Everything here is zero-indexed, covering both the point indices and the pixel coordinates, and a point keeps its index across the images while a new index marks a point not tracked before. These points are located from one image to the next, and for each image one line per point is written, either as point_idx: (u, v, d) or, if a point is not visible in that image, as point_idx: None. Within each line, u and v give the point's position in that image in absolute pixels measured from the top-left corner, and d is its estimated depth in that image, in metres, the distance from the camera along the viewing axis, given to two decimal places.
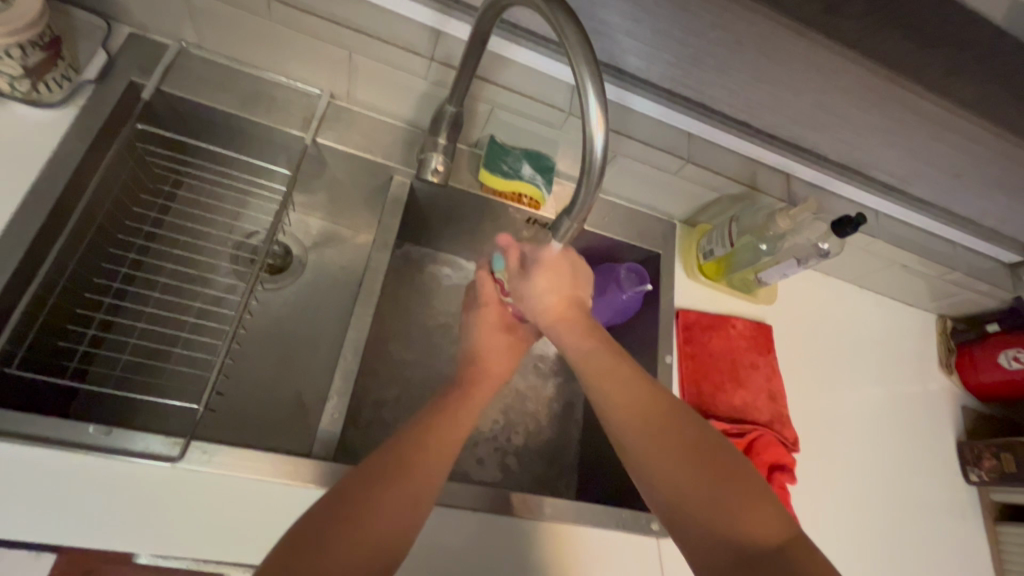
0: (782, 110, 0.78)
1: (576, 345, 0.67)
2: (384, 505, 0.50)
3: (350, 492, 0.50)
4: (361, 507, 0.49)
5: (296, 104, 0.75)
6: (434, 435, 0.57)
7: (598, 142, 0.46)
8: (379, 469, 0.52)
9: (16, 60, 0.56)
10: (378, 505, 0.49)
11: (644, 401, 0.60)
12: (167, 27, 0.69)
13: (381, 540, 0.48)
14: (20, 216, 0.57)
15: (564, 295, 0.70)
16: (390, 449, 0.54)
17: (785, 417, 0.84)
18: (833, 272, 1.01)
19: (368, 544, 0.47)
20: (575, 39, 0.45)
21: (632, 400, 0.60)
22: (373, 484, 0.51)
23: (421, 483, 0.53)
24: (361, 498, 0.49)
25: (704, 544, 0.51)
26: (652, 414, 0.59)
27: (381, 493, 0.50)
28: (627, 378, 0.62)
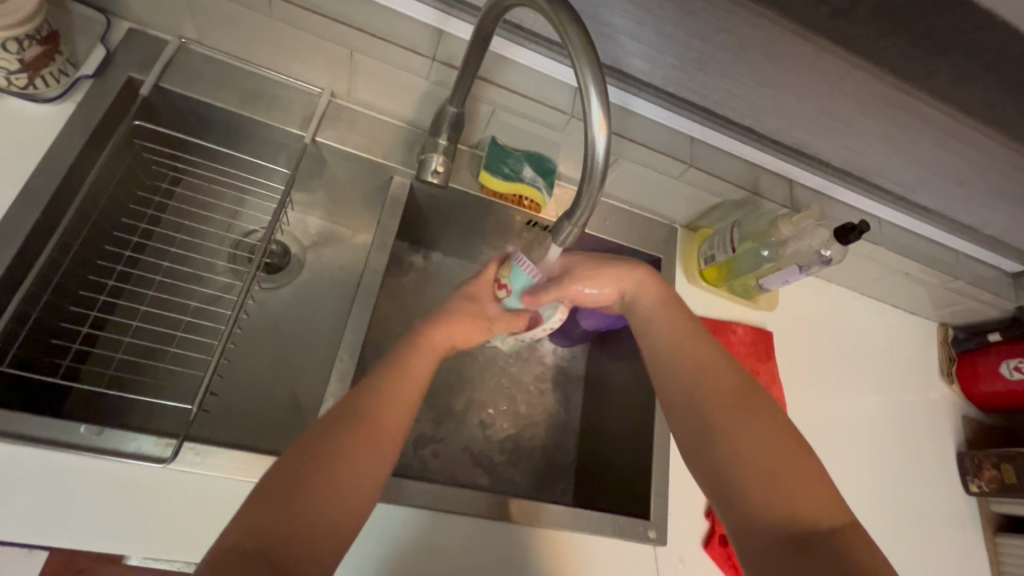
0: (786, 116, 0.78)
1: (644, 315, 0.68)
2: (342, 476, 0.49)
3: (289, 476, 0.47)
4: (312, 478, 0.47)
5: (296, 103, 0.74)
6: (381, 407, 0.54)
7: (599, 146, 0.46)
8: (319, 449, 0.49)
9: (12, 54, 0.56)
10: (324, 473, 0.48)
11: (717, 368, 0.61)
12: (167, 23, 0.68)
13: (341, 511, 0.48)
14: (14, 212, 0.56)
15: (630, 279, 0.70)
16: (331, 426, 0.51)
17: (785, 424, 0.84)
18: (835, 279, 1.00)
19: (326, 514, 0.46)
20: (579, 41, 0.44)
21: (706, 363, 0.61)
22: (324, 452, 0.49)
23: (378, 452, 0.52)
24: (308, 465, 0.48)
25: (760, 504, 0.51)
26: (724, 383, 0.59)
27: (335, 461, 0.49)
28: (695, 344, 0.63)
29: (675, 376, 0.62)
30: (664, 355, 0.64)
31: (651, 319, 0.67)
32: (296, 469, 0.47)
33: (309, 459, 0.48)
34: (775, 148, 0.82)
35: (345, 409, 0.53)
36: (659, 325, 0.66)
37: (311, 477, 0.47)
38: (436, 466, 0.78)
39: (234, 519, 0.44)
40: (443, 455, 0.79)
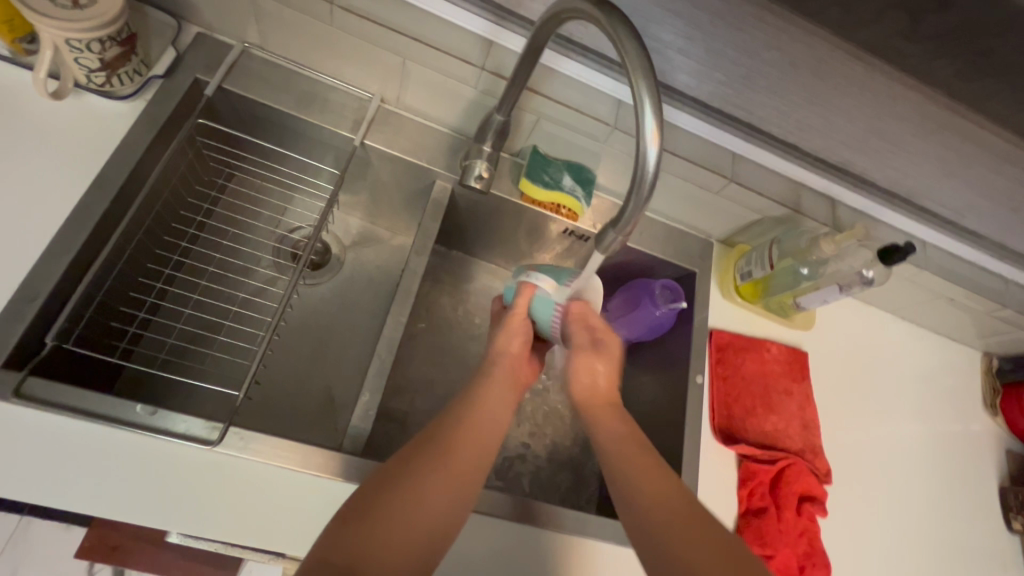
0: (833, 134, 0.77)
1: (611, 442, 0.61)
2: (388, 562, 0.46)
3: (376, 490, 0.50)
4: (388, 496, 0.50)
5: (347, 107, 0.77)
6: (471, 428, 0.57)
7: (650, 156, 0.46)
8: (411, 458, 0.53)
9: (94, 54, 0.60)
10: (413, 482, 0.51)
11: (679, 509, 0.54)
12: (233, 28, 0.72)
13: (426, 521, 0.50)
14: (86, 202, 0.60)
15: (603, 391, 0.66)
16: (424, 435, 0.55)
17: (818, 446, 0.83)
18: (874, 302, 0.98)
19: (411, 527, 0.49)
20: (635, 54, 0.45)
21: (666, 508, 0.54)
22: (405, 466, 0.52)
23: (456, 473, 0.53)
24: (393, 482, 0.51)
25: None
26: (685, 525, 0.53)
27: (419, 476, 0.51)
28: (655, 479, 0.57)
29: (632, 514, 0.55)
30: (627, 487, 0.57)
31: (609, 448, 0.61)
32: (385, 483, 0.51)
33: (388, 478, 0.51)
34: (819, 167, 0.82)
35: (431, 429, 0.56)
36: (618, 454, 0.60)
37: (402, 491, 0.50)
38: None
39: (322, 538, 0.47)
40: None
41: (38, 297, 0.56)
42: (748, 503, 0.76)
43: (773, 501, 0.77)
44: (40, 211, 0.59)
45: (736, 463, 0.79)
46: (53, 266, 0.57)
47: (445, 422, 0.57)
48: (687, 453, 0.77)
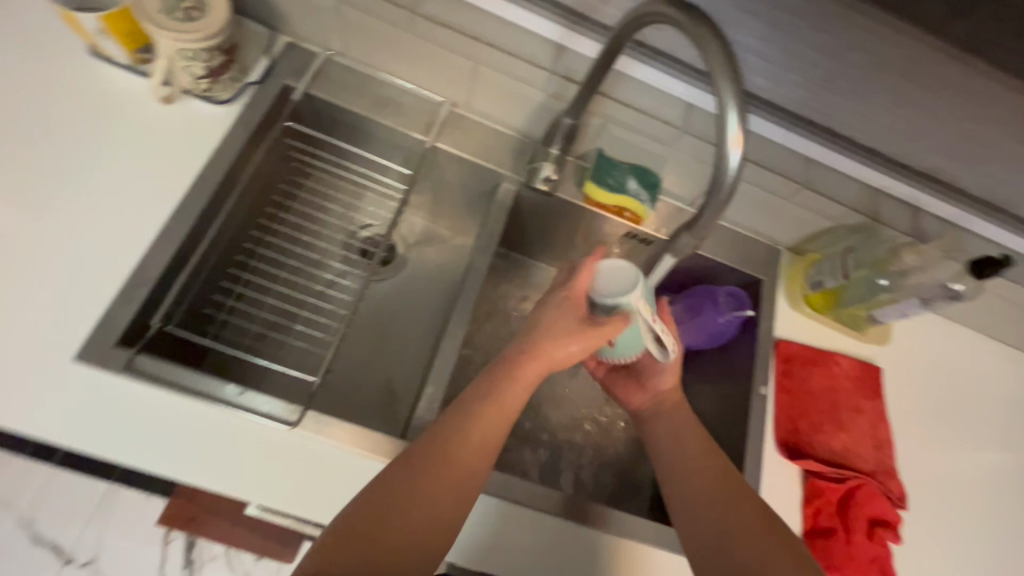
0: (920, 138, 0.73)
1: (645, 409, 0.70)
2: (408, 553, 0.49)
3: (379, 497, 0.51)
4: (391, 502, 0.51)
5: (419, 111, 0.80)
6: (476, 427, 0.56)
7: (734, 160, 0.46)
8: (411, 466, 0.53)
9: (202, 62, 0.65)
10: (411, 493, 0.51)
11: (701, 457, 0.63)
12: (319, 37, 0.77)
13: (424, 525, 0.51)
14: (188, 198, 0.66)
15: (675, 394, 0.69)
16: (427, 440, 0.54)
17: (892, 468, 0.79)
18: (958, 318, 0.92)
19: (410, 531, 0.50)
20: (720, 57, 0.45)
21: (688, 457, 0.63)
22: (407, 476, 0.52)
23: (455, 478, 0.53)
24: (392, 490, 0.51)
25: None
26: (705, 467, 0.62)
27: (419, 484, 0.52)
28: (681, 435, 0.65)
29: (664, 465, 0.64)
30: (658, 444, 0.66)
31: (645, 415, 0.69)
32: (387, 491, 0.51)
33: (390, 486, 0.51)
34: (902, 172, 0.78)
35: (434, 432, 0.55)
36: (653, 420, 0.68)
37: (398, 499, 0.51)
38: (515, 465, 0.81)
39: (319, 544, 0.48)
40: (523, 454, 0.82)
41: (147, 282, 0.62)
42: (814, 522, 0.73)
43: (841, 521, 0.73)
44: (149, 204, 0.65)
45: (801, 480, 0.76)
46: (159, 255, 0.63)
47: (447, 425, 0.55)
48: (748, 464, 0.75)
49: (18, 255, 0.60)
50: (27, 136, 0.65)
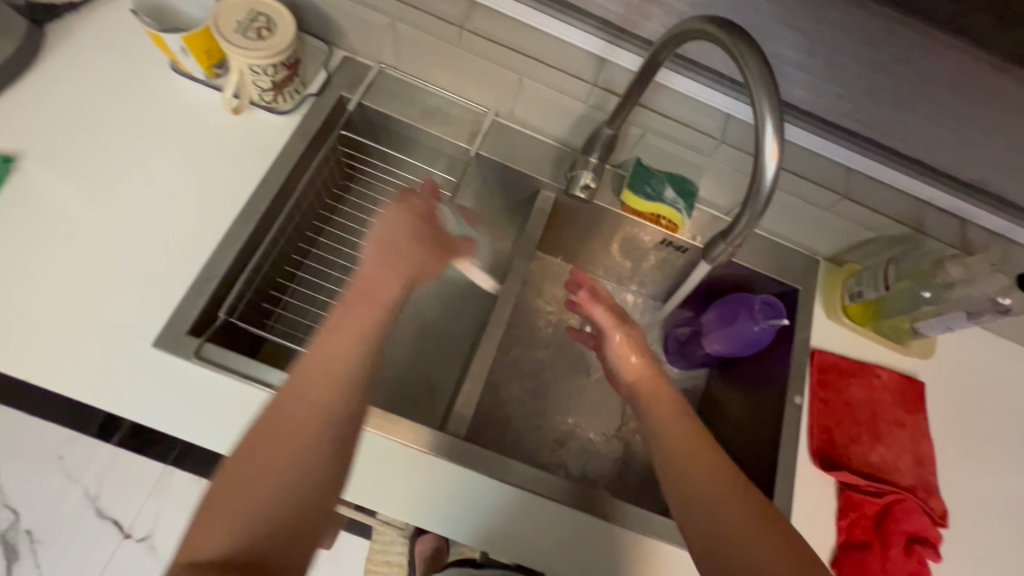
0: (968, 152, 0.72)
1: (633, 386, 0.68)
2: (289, 457, 0.49)
3: (237, 469, 0.48)
4: (241, 474, 0.48)
5: (464, 121, 0.84)
6: (309, 366, 0.54)
7: (769, 172, 0.48)
8: (249, 440, 0.49)
9: (268, 77, 0.71)
10: (270, 454, 0.49)
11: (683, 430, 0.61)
12: (373, 51, 0.82)
13: (292, 478, 0.48)
14: (251, 201, 0.72)
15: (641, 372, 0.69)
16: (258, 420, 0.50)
17: (933, 485, 0.77)
18: (1009, 335, 0.89)
19: (278, 488, 0.48)
20: (757, 72, 0.46)
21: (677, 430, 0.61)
22: (249, 443, 0.49)
23: (296, 428, 0.50)
24: (246, 467, 0.48)
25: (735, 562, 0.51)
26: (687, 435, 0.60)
27: (256, 449, 0.49)
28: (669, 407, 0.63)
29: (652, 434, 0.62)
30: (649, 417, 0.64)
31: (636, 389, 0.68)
32: (239, 471, 0.48)
33: (240, 455, 0.49)
34: (947, 185, 0.76)
35: (271, 401, 0.52)
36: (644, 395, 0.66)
37: (256, 465, 0.48)
38: (547, 463, 0.84)
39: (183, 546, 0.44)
40: (554, 450, 0.85)
41: (215, 278, 0.67)
42: (848, 535, 0.73)
43: (877, 536, 0.73)
44: (218, 206, 0.71)
45: (836, 491, 0.76)
46: (226, 252, 0.69)
47: (286, 384, 0.53)
48: (781, 473, 0.75)
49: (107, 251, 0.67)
50: (115, 145, 0.72)
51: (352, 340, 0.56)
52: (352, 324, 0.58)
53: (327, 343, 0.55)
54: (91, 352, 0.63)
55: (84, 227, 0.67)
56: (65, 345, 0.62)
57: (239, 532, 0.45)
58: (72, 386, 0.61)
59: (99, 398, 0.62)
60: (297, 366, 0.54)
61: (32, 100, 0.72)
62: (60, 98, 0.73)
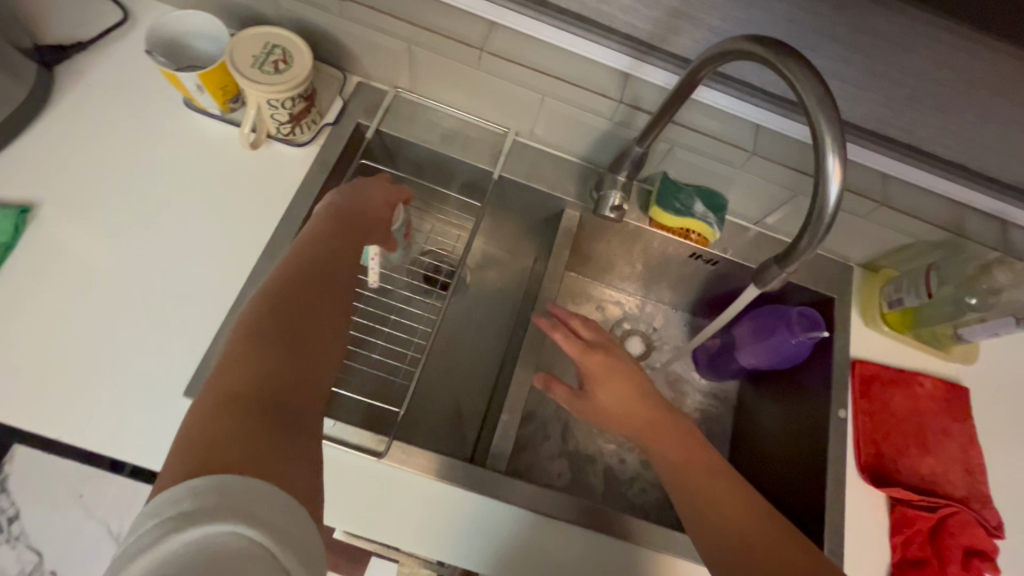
0: (1009, 154, 0.70)
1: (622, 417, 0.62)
2: (316, 337, 0.50)
3: (271, 322, 0.48)
4: (274, 330, 0.48)
5: (484, 142, 0.82)
6: (326, 264, 0.57)
7: (832, 194, 0.46)
8: (274, 305, 0.50)
9: (286, 110, 0.69)
10: (305, 323, 0.50)
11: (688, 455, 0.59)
12: (389, 76, 0.80)
13: (319, 344, 0.50)
14: (275, 238, 0.70)
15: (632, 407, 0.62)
16: (279, 291, 0.52)
17: (987, 495, 0.75)
18: None
19: (306, 352, 0.48)
20: (812, 92, 0.44)
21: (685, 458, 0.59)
22: (273, 311, 0.49)
23: (320, 306, 0.52)
24: (277, 324, 0.48)
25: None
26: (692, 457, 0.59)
27: (289, 315, 0.50)
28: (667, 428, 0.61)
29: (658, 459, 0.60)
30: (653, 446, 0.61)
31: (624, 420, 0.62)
32: (272, 324, 0.48)
33: (271, 314, 0.49)
34: (983, 186, 0.75)
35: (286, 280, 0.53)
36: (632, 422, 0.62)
37: (286, 326, 0.49)
38: (587, 489, 0.82)
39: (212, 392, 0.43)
40: (590, 474, 0.83)
41: None
42: (903, 553, 0.71)
43: (934, 553, 0.70)
44: (241, 244, 0.69)
45: (887, 507, 0.74)
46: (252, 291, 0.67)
47: (306, 266, 0.55)
48: (831, 492, 0.73)
49: (133, 298, 0.65)
50: (134, 187, 0.70)
51: (343, 250, 0.59)
52: (334, 240, 0.60)
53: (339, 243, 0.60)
54: (121, 405, 0.60)
55: (106, 274, 0.65)
56: (93, 399, 0.60)
57: (262, 386, 0.43)
58: (101, 443, 0.59)
59: (131, 454, 0.59)
60: (312, 255, 0.57)
61: (47, 146, 0.70)
62: (74, 142, 0.71)
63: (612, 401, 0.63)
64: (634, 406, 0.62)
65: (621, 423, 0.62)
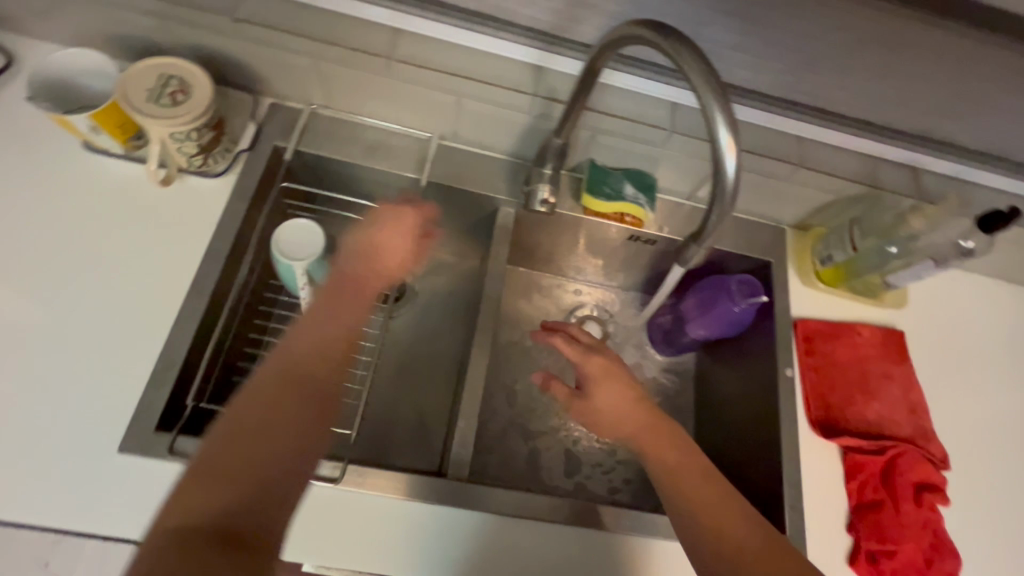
0: (909, 106, 0.73)
1: (618, 423, 0.64)
2: (300, 415, 0.49)
3: (258, 400, 0.48)
4: (261, 413, 0.47)
5: (409, 149, 0.81)
6: (315, 334, 0.55)
7: (730, 165, 0.47)
8: (271, 384, 0.49)
9: (194, 141, 0.66)
10: (292, 399, 0.49)
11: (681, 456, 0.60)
12: (302, 93, 0.78)
13: (304, 423, 0.49)
14: (201, 275, 0.67)
15: (625, 410, 0.64)
16: (279, 373, 0.50)
17: (929, 431, 0.79)
18: (974, 270, 0.91)
19: (283, 433, 0.47)
20: (698, 69, 0.45)
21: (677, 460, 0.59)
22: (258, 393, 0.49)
23: (309, 381, 0.51)
24: (263, 402, 0.48)
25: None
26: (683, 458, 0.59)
27: (278, 393, 0.49)
28: (662, 436, 0.62)
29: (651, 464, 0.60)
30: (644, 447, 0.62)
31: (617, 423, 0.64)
32: (258, 402, 0.48)
33: (265, 392, 0.49)
34: (893, 138, 0.78)
35: (283, 356, 0.52)
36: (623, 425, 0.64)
37: (276, 403, 0.48)
38: (558, 483, 0.83)
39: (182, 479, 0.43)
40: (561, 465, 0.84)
41: (177, 363, 0.63)
42: (859, 498, 0.74)
43: (888, 493, 0.73)
44: (165, 285, 0.67)
45: (840, 456, 0.76)
46: (183, 332, 0.64)
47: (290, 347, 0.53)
48: (786, 449, 0.75)
49: (52, 357, 0.62)
50: (41, 242, 0.66)
51: (341, 319, 0.58)
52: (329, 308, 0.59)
53: (321, 314, 0.57)
54: (53, 470, 0.57)
55: (20, 336, 0.62)
56: (21, 470, 0.57)
57: (234, 479, 0.43)
58: (36, 513, 0.56)
59: (72, 522, 0.56)
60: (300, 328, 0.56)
61: None
62: None
63: (605, 404, 0.65)
64: (631, 407, 0.64)
65: (614, 427, 0.64)
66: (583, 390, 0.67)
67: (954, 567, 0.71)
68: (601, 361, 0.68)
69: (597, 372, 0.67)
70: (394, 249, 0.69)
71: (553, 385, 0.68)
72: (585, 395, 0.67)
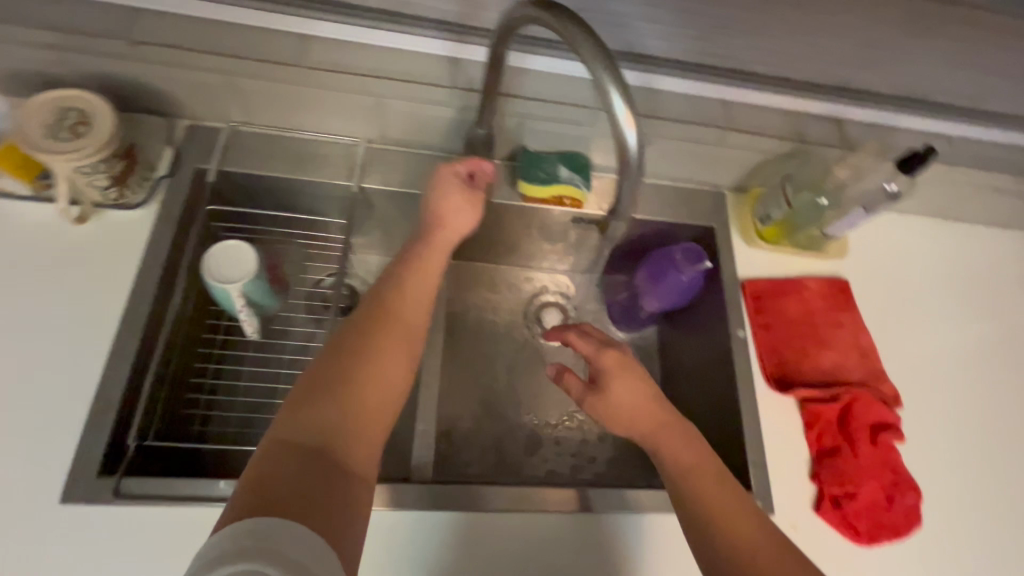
0: (821, 59, 0.75)
1: (636, 419, 0.63)
2: (380, 371, 0.53)
3: (334, 358, 0.53)
4: (341, 372, 0.51)
5: (337, 156, 0.79)
6: (408, 292, 0.60)
7: (630, 138, 0.46)
8: (349, 347, 0.54)
9: (103, 173, 0.64)
10: (372, 359, 0.53)
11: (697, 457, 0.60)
12: (218, 112, 0.75)
13: (386, 387, 0.53)
14: (130, 312, 0.65)
15: (643, 407, 0.63)
16: (349, 330, 0.55)
17: (881, 371, 0.81)
18: (909, 211, 0.94)
19: (372, 396, 0.51)
20: (586, 45, 0.45)
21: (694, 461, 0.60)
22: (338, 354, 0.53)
23: (392, 341, 0.55)
24: (347, 361, 0.52)
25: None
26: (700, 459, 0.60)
27: (359, 351, 0.53)
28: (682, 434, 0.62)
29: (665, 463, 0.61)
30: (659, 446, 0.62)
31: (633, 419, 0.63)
32: (341, 363, 0.52)
33: (344, 355, 0.53)
34: (813, 92, 0.79)
35: (353, 322, 0.56)
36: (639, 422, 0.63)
37: (357, 367, 0.52)
38: (534, 471, 0.83)
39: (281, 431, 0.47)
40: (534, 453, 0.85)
41: (115, 404, 0.61)
42: (819, 446, 0.75)
43: (846, 438, 0.75)
44: (93, 327, 0.64)
45: (798, 408, 0.78)
46: (118, 372, 0.62)
47: (376, 302, 0.58)
48: (745, 408, 0.77)
49: None
50: None
51: (426, 290, 0.61)
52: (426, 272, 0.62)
53: (432, 267, 0.63)
54: None
55: None
56: None
57: (310, 434, 0.47)
58: None
59: None
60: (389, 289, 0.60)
61: None
62: None
63: (621, 401, 0.64)
64: (649, 405, 0.63)
65: (631, 423, 0.63)
66: (597, 384, 0.65)
67: (915, 499, 0.74)
68: (617, 355, 0.66)
69: (613, 368, 0.65)
70: (461, 212, 0.68)
71: (567, 376, 0.67)
72: (598, 389, 0.65)
